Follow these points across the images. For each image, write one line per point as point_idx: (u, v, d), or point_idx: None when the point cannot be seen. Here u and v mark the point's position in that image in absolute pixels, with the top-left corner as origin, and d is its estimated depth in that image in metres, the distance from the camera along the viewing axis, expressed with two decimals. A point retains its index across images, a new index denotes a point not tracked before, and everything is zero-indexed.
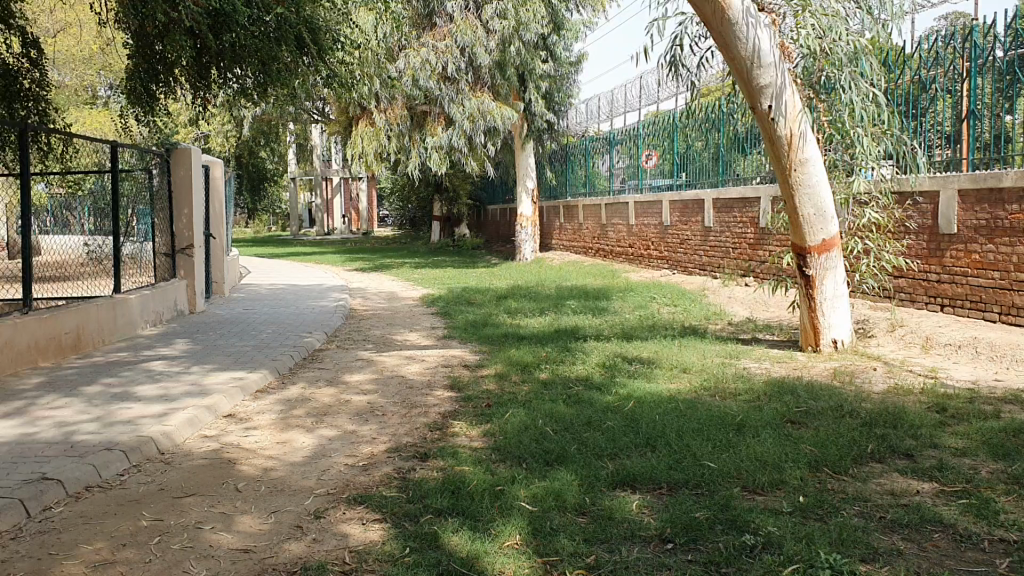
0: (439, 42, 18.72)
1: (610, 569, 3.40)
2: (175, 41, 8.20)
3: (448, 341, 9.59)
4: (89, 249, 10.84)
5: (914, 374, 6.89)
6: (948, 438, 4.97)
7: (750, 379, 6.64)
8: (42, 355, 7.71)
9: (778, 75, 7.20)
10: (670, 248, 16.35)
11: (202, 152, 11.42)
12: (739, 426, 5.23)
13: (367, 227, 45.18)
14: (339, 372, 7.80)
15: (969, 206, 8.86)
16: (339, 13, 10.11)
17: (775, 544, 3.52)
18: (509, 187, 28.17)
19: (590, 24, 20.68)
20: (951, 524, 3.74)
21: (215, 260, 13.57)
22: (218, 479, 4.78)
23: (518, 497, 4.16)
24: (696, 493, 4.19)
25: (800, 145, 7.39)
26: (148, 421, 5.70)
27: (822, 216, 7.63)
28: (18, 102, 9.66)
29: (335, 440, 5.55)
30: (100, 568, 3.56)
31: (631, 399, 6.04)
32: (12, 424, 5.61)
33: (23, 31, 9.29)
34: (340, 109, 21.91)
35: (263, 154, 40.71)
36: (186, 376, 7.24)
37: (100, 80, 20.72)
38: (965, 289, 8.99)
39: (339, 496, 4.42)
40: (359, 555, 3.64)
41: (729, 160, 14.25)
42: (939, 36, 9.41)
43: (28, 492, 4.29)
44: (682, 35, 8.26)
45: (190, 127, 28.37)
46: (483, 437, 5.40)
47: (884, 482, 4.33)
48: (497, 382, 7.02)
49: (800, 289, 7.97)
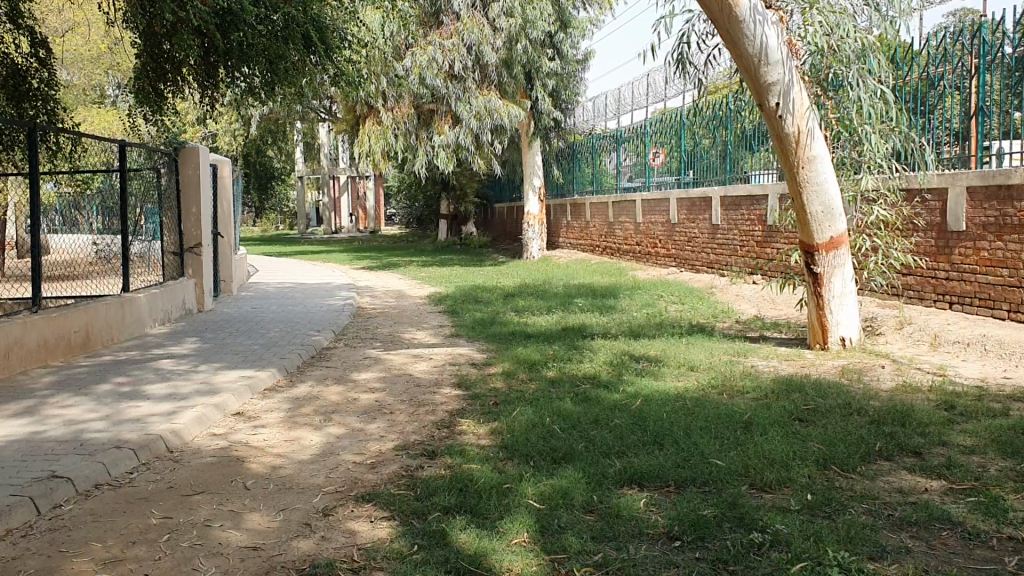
0: (445, 41, 18.68)
1: (618, 567, 3.40)
2: (182, 42, 8.22)
3: (455, 339, 9.60)
4: (98, 247, 11.07)
5: (922, 372, 6.87)
6: (957, 436, 4.95)
7: (757, 377, 6.61)
8: (51, 354, 7.75)
9: (786, 72, 7.15)
10: (677, 246, 16.33)
11: (209, 151, 11.44)
12: (746, 425, 5.22)
13: (373, 227, 45.37)
14: (347, 371, 7.81)
15: (978, 203, 8.82)
16: (346, 12, 10.13)
17: (784, 543, 3.51)
18: (516, 186, 28.20)
19: (596, 21, 20.62)
20: (959, 522, 3.73)
21: (223, 259, 13.57)
22: (227, 477, 4.80)
23: (526, 496, 4.16)
24: (703, 491, 4.19)
25: (808, 142, 7.37)
26: (157, 420, 5.73)
27: (830, 213, 7.59)
28: (27, 102, 9.69)
29: (343, 438, 5.57)
30: (111, 566, 3.58)
31: (637, 398, 6.02)
32: (21, 423, 5.64)
33: (31, 32, 9.35)
34: (347, 107, 21.92)
35: (271, 153, 40.82)
36: (195, 375, 7.26)
37: (107, 79, 20.80)
38: (973, 287, 8.96)
39: (348, 494, 4.43)
40: (368, 553, 3.65)
41: (736, 158, 14.20)
42: (947, 33, 9.36)
43: (37, 490, 4.31)
44: (689, 33, 8.23)
45: (197, 126, 28.44)
46: (490, 435, 5.41)
47: (892, 480, 4.33)
48: (504, 380, 7.03)
49: (808, 287, 7.94)
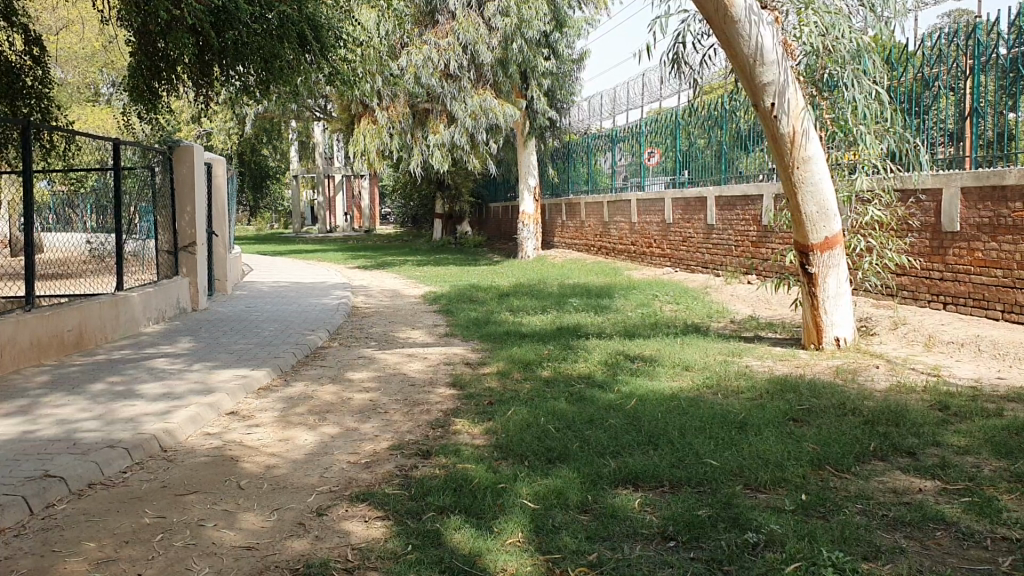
0: (441, 40, 18.68)
1: (612, 567, 3.39)
2: (178, 40, 8.22)
3: (449, 339, 9.56)
4: (93, 246, 10.85)
5: (917, 372, 6.89)
6: (951, 437, 4.95)
7: (753, 377, 6.63)
8: (44, 353, 7.71)
9: (781, 72, 7.16)
10: (673, 246, 16.32)
11: (203, 149, 11.37)
12: (741, 425, 5.21)
13: (368, 226, 45.25)
14: (341, 371, 7.78)
15: (972, 204, 8.85)
16: (342, 11, 10.10)
17: (778, 543, 3.52)
18: (512, 185, 28.17)
19: (592, 21, 20.63)
20: (953, 522, 3.74)
21: (218, 258, 13.56)
22: (220, 476, 4.78)
23: (520, 496, 4.16)
24: (697, 491, 4.19)
25: (803, 143, 7.38)
26: (150, 419, 5.71)
27: (825, 213, 7.61)
28: (20, 100, 9.63)
29: (336, 438, 5.55)
30: (103, 566, 3.56)
31: (633, 398, 6.02)
32: (13, 423, 5.61)
33: (25, 30, 9.33)
34: (343, 106, 21.89)
35: (265, 151, 40.68)
36: (189, 375, 7.22)
37: (101, 77, 20.71)
38: (967, 288, 8.98)
39: (342, 493, 4.43)
40: (362, 552, 3.64)
41: (732, 157, 14.23)
42: (942, 34, 9.39)
43: (30, 489, 4.29)
44: (684, 33, 8.19)
45: (191, 123, 28.48)
46: (485, 435, 5.40)
47: (886, 480, 4.33)
48: (499, 380, 7.02)
49: (803, 287, 7.96)
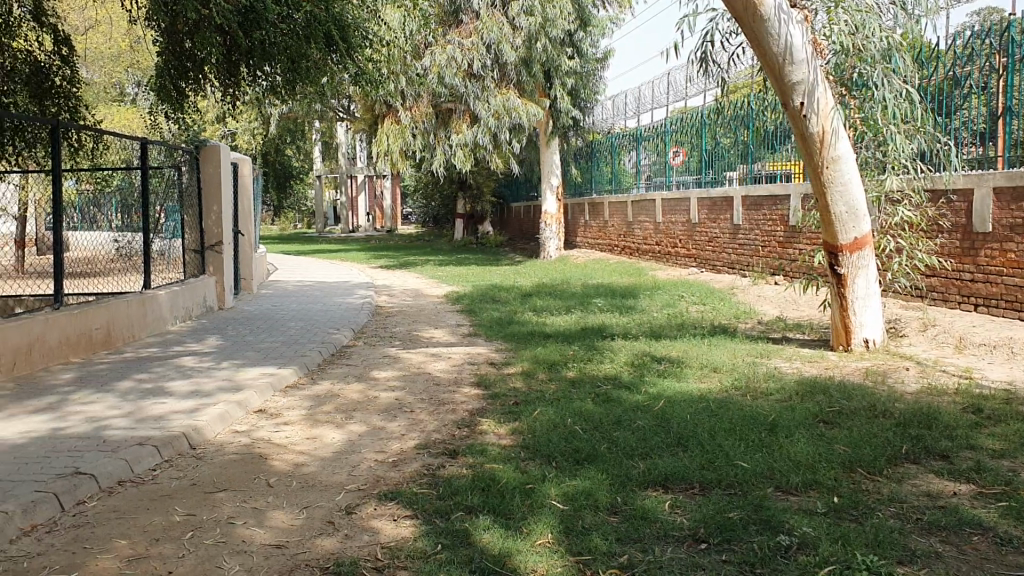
0: (464, 40, 18.73)
1: (644, 569, 3.37)
2: (207, 39, 8.33)
3: (474, 339, 9.57)
4: (119, 245, 11.01)
5: (948, 374, 6.80)
6: (985, 440, 4.88)
7: (781, 378, 6.59)
8: (73, 351, 7.81)
9: (810, 71, 7.07)
10: (698, 246, 16.22)
11: (230, 149, 11.46)
12: (771, 426, 5.17)
13: (390, 226, 45.41)
14: (367, 370, 7.80)
15: (1004, 205, 8.72)
16: (369, 11, 10.14)
17: (811, 545, 3.48)
18: (535, 185, 28.16)
19: (616, 20, 20.57)
20: (990, 527, 3.68)
21: (244, 257, 13.67)
22: (250, 474, 4.81)
23: (548, 496, 4.15)
24: (727, 493, 4.15)
25: (832, 142, 7.29)
26: (179, 416, 5.76)
27: (855, 214, 7.52)
28: (50, 99, 9.75)
29: (363, 436, 5.58)
30: (134, 563, 3.59)
31: (660, 399, 5.99)
32: (43, 420, 5.68)
33: (55, 30, 9.43)
34: (366, 106, 21.96)
35: (288, 151, 40.95)
36: (217, 372, 7.28)
37: (128, 77, 20.95)
38: (999, 289, 8.85)
39: (370, 492, 4.44)
40: (392, 551, 3.64)
41: (758, 157, 14.11)
42: (973, 32, 9.29)
43: (62, 486, 4.34)
44: (712, 31, 8.13)
45: (216, 124, 28.76)
46: (511, 435, 5.40)
47: (919, 483, 4.28)
48: (523, 380, 7.02)
49: (831, 288, 7.87)
